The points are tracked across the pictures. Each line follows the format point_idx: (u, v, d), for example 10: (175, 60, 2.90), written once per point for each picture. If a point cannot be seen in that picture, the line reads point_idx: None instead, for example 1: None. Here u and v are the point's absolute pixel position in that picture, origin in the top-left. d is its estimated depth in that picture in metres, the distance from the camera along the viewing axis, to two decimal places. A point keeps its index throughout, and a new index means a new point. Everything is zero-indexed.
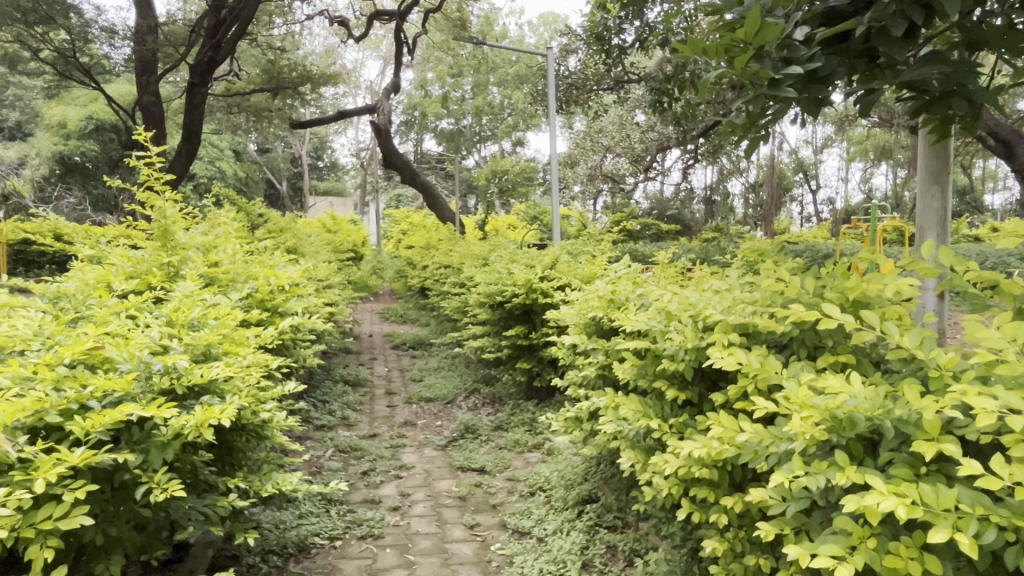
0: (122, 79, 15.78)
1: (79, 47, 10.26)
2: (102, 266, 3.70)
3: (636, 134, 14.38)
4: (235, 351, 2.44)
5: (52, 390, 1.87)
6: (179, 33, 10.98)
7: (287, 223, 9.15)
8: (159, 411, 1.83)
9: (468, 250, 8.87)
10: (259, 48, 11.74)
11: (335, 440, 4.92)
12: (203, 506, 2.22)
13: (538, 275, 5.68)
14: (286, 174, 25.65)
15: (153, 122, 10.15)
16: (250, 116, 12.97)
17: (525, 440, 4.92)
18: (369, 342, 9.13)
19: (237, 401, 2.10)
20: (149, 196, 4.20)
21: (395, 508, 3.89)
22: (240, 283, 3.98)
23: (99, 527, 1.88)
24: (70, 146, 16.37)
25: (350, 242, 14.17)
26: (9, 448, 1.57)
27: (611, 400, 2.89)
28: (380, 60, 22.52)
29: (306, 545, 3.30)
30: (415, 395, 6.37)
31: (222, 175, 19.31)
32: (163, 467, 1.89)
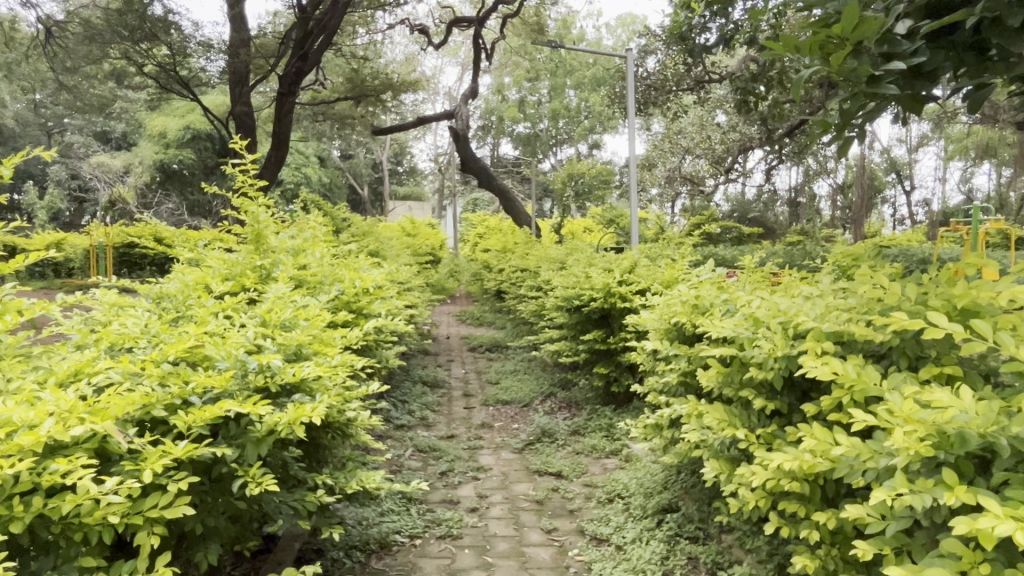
0: (217, 90, 16.61)
1: (179, 60, 10.87)
2: (201, 268, 3.90)
3: (717, 135, 14.04)
4: (324, 351, 2.51)
5: (158, 385, 1.97)
6: (268, 46, 11.47)
7: (370, 227, 9.40)
8: (255, 408, 1.90)
9: (545, 254, 8.87)
10: (343, 58, 12.13)
11: (414, 440, 5.00)
12: (293, 500, 2.29)
13: (616, 279, 5.62)
14: (368, 180, 26.43)
15: (245, 131, 10.61)
16: (334, 124, 13.35)
17: (602, 446, 4.88)
18: (447, 343, 9.25)
19: (327, 401, 2.16)
20: (243, 203, 4.41)
21: (473, 509, 3.92)
22: (327, 286, 4.10)
23: (199, 517, 1.98)
24: (170, 154, 17.23)
25: (428, 245, 14.45)
26: (121, 440, 1.65)
27: (693, 408, 2.81)
28: (459, 66, 22.86)
29: (387, 542, 3.37)
30: (491, 397, 6.42)
31: (308, 180, 20.08)
32: (257, 462, 1.96)
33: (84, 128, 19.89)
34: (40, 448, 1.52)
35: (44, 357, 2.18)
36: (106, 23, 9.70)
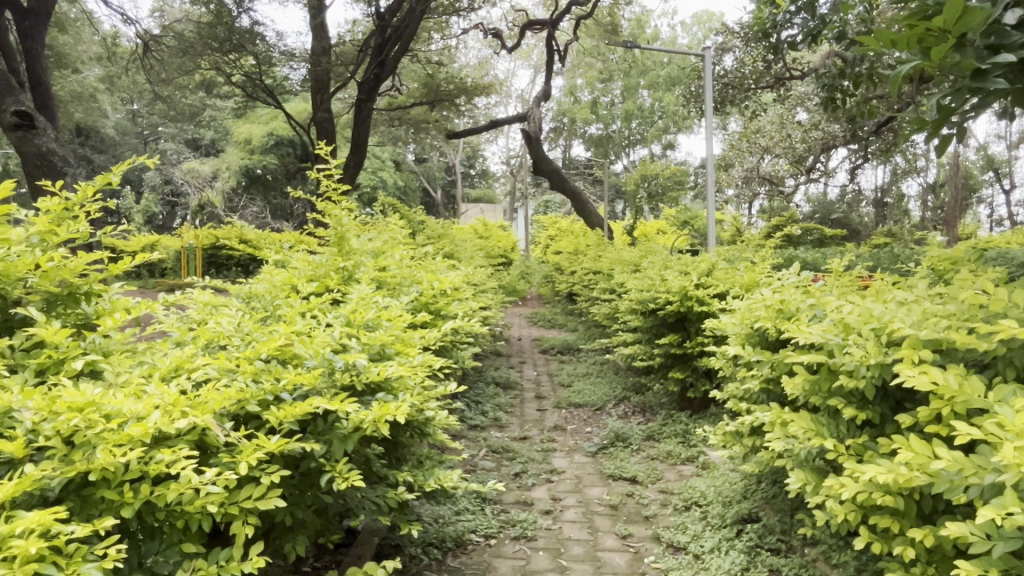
0: (299, 97, 17.23)
1: (264, 70, 11.29)
2: (287, 269, 4.05)
3: (798, 133, 13.59)
4: (406, 351, 2.56)
5: (251, 381, 2.05)
6: (347, 54, 11.84)
7: (444, 229, 9.55)
8: (343, 405, 1.96)
9: (617, 256, 8.77)
10: (419, 63, 12.38)
11: (488, 441, 5.05)
12: (375, 496, 2.37)
13: (693, 282, 5.51)
14: (441, 183, 26.88)
15: (325, 136, 10.96)
16: (410, 129, 13.53)
17: (678, 452, 4.79)
18: (519, 345, 9.29)
19: (410, 400, 2.21)
20: (328, 207, 4.58)
21: (548, 511, 3.92)
22: (406, 287, 4.19)
23: (289, 509, 2.06)
24: (254, 160, 18.03)
25: (501, 247, 14.56)
26: (219, 434, 1.73)
27: (777, 416, 2.72)
28: (531, 69, 22.95)
29: (462, 541, 3.41)
30: (564, 400, 6.41)
31: (383, 184, 20.57)
32: (344, 458, 2.03)
33: (177, 136, 21.02)
34: (147, 438, 1.61)
35: (149, 353, 2.32)
36: (197, 36, 10.22)
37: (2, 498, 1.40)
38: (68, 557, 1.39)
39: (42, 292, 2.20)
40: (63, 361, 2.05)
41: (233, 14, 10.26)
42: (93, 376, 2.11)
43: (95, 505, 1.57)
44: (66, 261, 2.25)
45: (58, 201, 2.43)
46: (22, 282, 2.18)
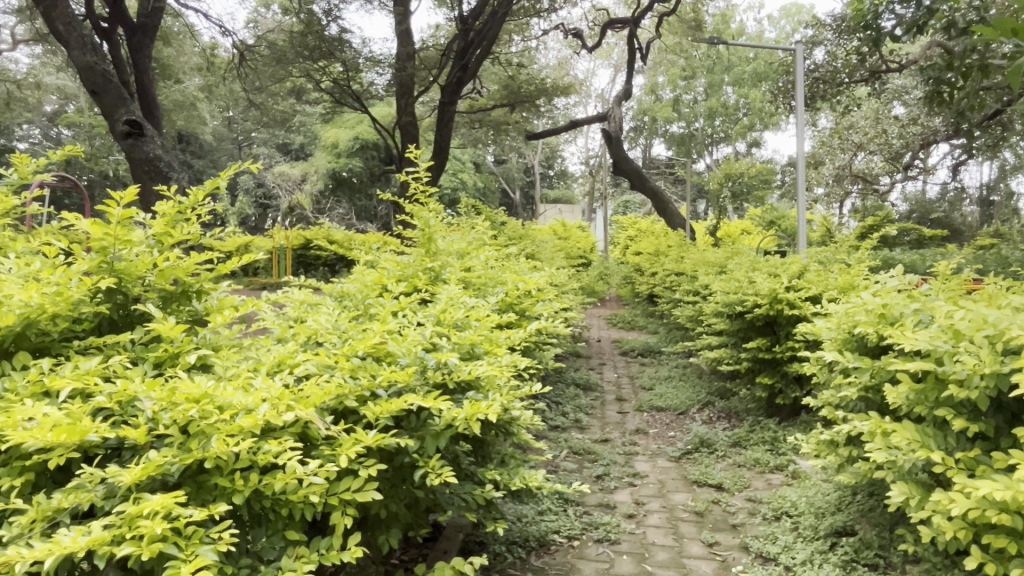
0: (383, 102, 17.71)
1: (352, 77, 11.65)
2: (377, 270, 4.18)
3: (895, 129, 12.95)
4: (495, 351, 2.59)
5: (349, 377, 2.13)
6: (431, 57, 12.04)
7: (524, 230, 9.62)
8: (436, 403, 2.01)
9: (701, 257, 8.60)
10: (500, 66, 12.50)
11: (569, 442, 5.04)
12: (464, 493, 2.42)
13: (783, 284, 5.33)
14: (519, 184, 27.09)
15: (409, 139, 11.20)
16: (490, 131, 13.43)
17: (766, 460, 4.65)
18: (598, 347, 9.24)
19: (500, 398, 2.24)
20: (416, 209, 4.70)
21: (631, 515, 3.88)
22: (491, 287, 4.24)
23: (383, 502, 2.13)
24: (341, 163, 18.70)
25: (580, 248, 14.54)
26: (321, 427, 1.81)
27: (878, 425, 2.60)
28: (612, 68, 22.77)
29: (546, 541, 3.43)
30: (646, 403, 6.32)
31: (464, 185, 20.86)
32: (436, 454, 2.07)
33: (269, 141, 22.02)
34: (257, 430, 1.70)
35: (253, 348, 2.45)
36: (289, 44, 10.68)
37: (130, 481, 1.51)
38: (187, 538, 1.48)
39: (158, 290, 2.36)
40: (177, 355, 2.19)
41: (322, 22, 10.66)
42: (204, 369, 2.25)
43: (209, 490, 1.67)
44: (180, 261, 2.41)
45: (173, 204, 2.59)
46: (141, 281, 2.34)
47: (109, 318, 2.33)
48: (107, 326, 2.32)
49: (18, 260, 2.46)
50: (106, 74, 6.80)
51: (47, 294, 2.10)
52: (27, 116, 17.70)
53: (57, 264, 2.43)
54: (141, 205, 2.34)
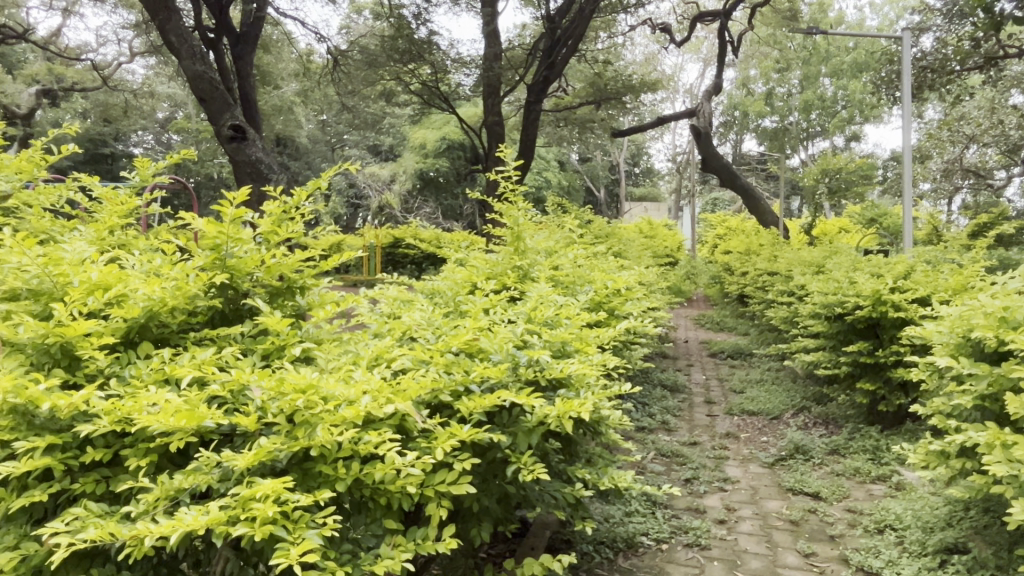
0: (470, 102, 17.96)
1: (440, 78, 11.89)
2: (467, 267, 4.26)
3: (1013, 119, 12.04)
4: (586, 349, 2.58)
5: (444, 372, 2.19)
6: (517, 57, 12.06)
7: (611, 229, 9.53)
8: (529, 399, 2.02)
9: (797, 256, 8.26)
10: (587, 63, 12.42)
11: (657, 444, 4.96)
12: (554, 490, 2.43)
13: (887, 285, 5.06)
14: (604, 182, 26.87)
15: (495, 139, 11.29)
16: (575, 128, 13.52)
17: (867, 470, 4.43)
18: (686, 347, 9.06)
19: (593, 397, 2.23)
20: (505, 207, 4.73)
21: (722, 521, 3.79)
22: (580, 285, 4.23)
23: (476, 496, 2.16)
24: (429, 163, 19.14)
25: (667, 247, 14.29)
26: (418, 420, 1.86)
27: (996, 436, 2.44)
28: (701, 62, 22.21)
29: (633, 543, 3.39)
30: (737, 406, 6.13)
31: (548, 184, 20.85)
32: (529, 450, 2.09)
33: (361, 142, 22.77)
34: (359, 421, 1.77)
35: (351, 342, 2.54)
36: (380, 48, 10.99)
37: (244, 465, 1.61)
38: (294, 522, 1.56)
39: (266, 287, 2.49)
40: (283, 347, 2.31)
41: (412, 26, 10.92)
42: (307, 361, 2.35)
43: (313, 477, 1.74)
44: (285, 258, 2.53)
45: (278, 205, 2.73)
46: (250, 277, 2.48)
47: (221, 312, 2.48)
48: (219, 319, 2.47)
49: (140, 256, 2.65)
50: (213, 82, 7.18)
51: (167, 289, 2.25)
52: (142, 123, 18.98)
53: (174, 261, 2.60)
54: (251, 204, 2.48)
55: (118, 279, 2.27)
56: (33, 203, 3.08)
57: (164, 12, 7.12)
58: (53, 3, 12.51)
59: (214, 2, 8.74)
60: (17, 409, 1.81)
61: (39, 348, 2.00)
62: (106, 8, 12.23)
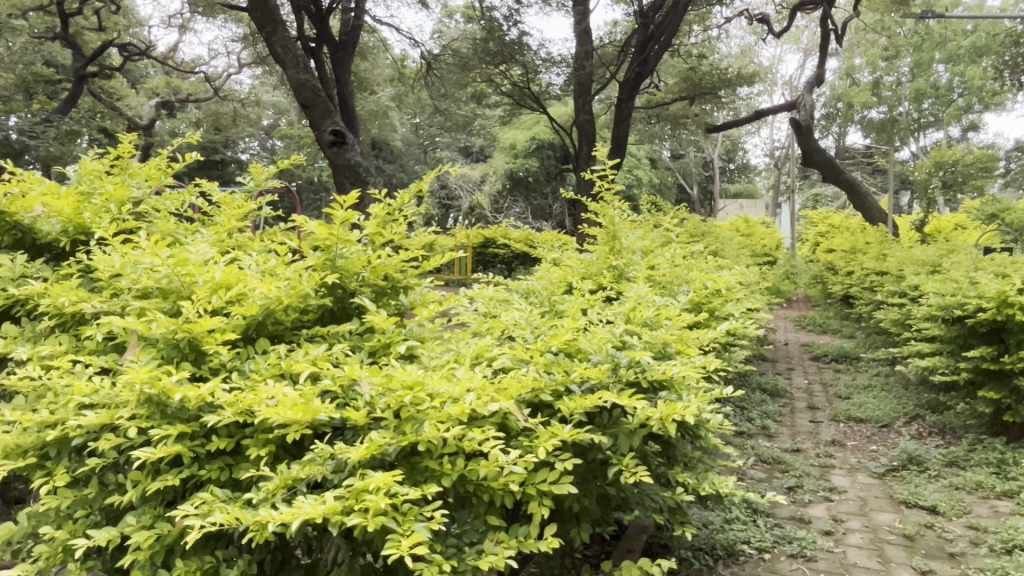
0: (560, 102, 17.96)
1: (530, 79, 11.96)
2: (562, 267, 4.27)
3: None
4: (687, 351, 2.53)
5: (544, 371, 2.20)
6: (609, 54, 11.92)
7: (707, 228, 9.29)
8: (631, 402, 2.00)
9: (908, 255, 7.78)
10: (680, 58, 12.15)
11: (757, 450, 4.79)
12: (654, 494, 2.39)
13: (1014, 286, 4.67)
14: (697, 179, 26.24)
15: (586, 137, 11.23)
16: (668, 125, 13.25)
17: (991, 485, 4.12)
18: (786, 350, 8.72)
19: (696, 400, 2.18)
20: (600, 207, 4.68)
21: (829, 532, 3.62)
22: (678, 285, 4.15)
23: (577, 497, 2.16)
24: (519, 164, 19.29)
25: (764, 245, 13.80)
26: (521, 419, 1.88)
27: None
28: (801, 53, 21.29)
29: (734, 551, 3.29)
30: (842, 412, 5.84)
31: (639, 182, 20.52)
32: (630, 453, 2.07)
33: (453, 145, 23.20)
34: (464, 418, 1.81)
35: (452, 341, 2.59)
36: (473, 51, 11.16)
37: (356, 458, 1.67)
38: (404, 514, 1.61)
39: (371, 286, 2.59)
40: (388, 345, 2.39)
41: (503, 28, 11.02)
42: (410, 359, 2.43)
43: (420, 472, 1.80)
44: (390, 259, 2.62)
45: (383, 207, 2.83)
46: (357, 277, 2.58)
47: (330, 310, 2.60)
48: (327, 317, 2.58)
49: (256, 256, 2.81)
50: (315, 89, 7.49)
51: (282, 288, 2.38)
52: (249, 131, 20.05)
53: (288, 261, 2.75)
54: (359, 207, 2.58)
55: (238, 279, 2.42)
56: (161, 208, 3.31)
57: (271, 25, 7.49)
58: (171, 20, 13.42)
59: (316, 12, 9.16)
60: (151, 398, 1.96)
61: (169, 343, 2.16)
62: (218, 22, 13.00)
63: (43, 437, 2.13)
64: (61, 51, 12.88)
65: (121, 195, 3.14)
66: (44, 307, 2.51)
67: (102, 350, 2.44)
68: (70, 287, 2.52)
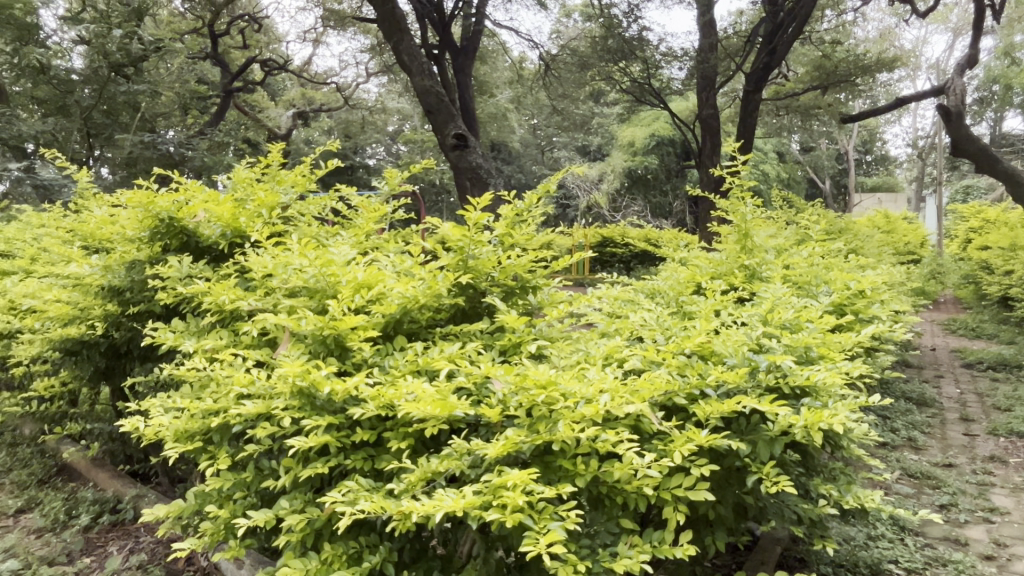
0: (681, 97, 17.52)
1: (651, 74, 11.71)
2: (690, 267, 4.18)
3: None
4: (832, 355, 2.39)
5: (677, 374, 2.15)
6: (734, 45, 11.46)
7: (845, 225, 8.74)
8: (773, 408, 1.91)
9: None
10: (812, 45, 11.47)
11: (903, 463, 4.46)
12: (795, 505, 2.27)
13: None
14: (830, 172, 24.78)
15: (710, 133, 10.86)
16: (798, 117, 12.59)
17: None
18: (933, 356, 8.05)
19: (845, 408, 2.05)
20: (730, 204, 4.52)
21: (990, 557, 3.30)
22: (817, 286, 3.93)
23: (712, 504, 2.10)
24: (637, 161, 19.01)
25: (908, 242, 12.80)
26: (656, 422, 1.85)
27: None
28: (949, 33, 19.57)
29: (881, 571, 3.06)
30: (1002, 426, 5.31)
31: (766, 177, 19.64)
32: (771, 461, 1.98)
33: (570, 144, 23.26)
34: (599, 418, 1.80)
35: (581, 341, 2.59)
36: (592, 49, 11.10)
37: (494, 455, 1.70)
38: (539, 512, 1.63)
39: (501, 285, 2.64)
40: (519, 344, 2.43)
41: (623, 24, 10.86)
42: (540, 358, 2.45)
43: (554, 471, 1.81)
44: (519, 259, 2.66)
45: (512, 208, 2.88)
46: (487, 277, 2.64)
47: (462, 310, 2.67)
48: (459, 315, 2.66)
49: (393, 257, 2.94)
50: (439, 95, 7.72)
51: (418, 288, 2.47)
52: (377, 137, 20.99)
53: (422, 261, 2.85)
54: (492, 208, 2.63)
55: (378, 279, 2.54)
56: (306, 212, 3.55)
57: (398, 35, 7.81)
58: (306, 35, 14.28)
59: (439, 20, 9.48)
60: (303, 390, 2.10)
61: (316, 339, 2.30)
62: (348, 35, 13.68)
63: (208, 424, 2.33)
64: (212, 69, 14.04)
65: (271, 201, 3.38)
66: (208, 304, 2.74)
67: (257, 344, 2.64)
68: (229, 286, 2.74)
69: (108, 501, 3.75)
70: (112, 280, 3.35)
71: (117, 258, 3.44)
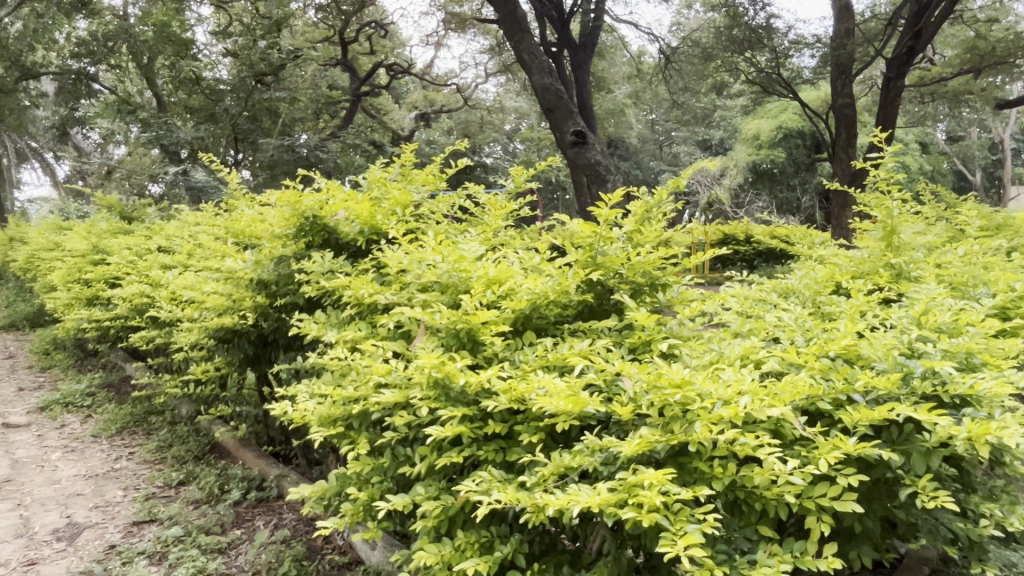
0: (812, 86, 16.54)
1: (779, 64, 11.12)
2: (829, 265, 3.97)
3: None
4: (998, 363, 2.18)
5: (821, 378, 2.05)
6: (874, 29, 10.62)
7: (1002, 221, 7.95)
8: (931, 417, 1.77)
9: None
10: (963, 25, 10.42)
11: None
12: (953, 523, 2.11)
13: None
14: (981, 162, 22.65)
15: (845, 123, 10.16)
16: (946, 104, 11.55)
17: None
18: None
19: (1016, 421, 1.87)
20: (873, 198, 4.24)
21: None
22: (976, 287, 3.60)
23: (858, 516, 1.98)
24: (762, 155, 18.00)
25: None
26: (799, 427, 1.76)
27: None
28: None
29: None
30: None
31: (906, 170, 18.23)
32: (927, 474, 1.85)
33: (691, 139, 22.69)
34: (737, 421, 1.75)
35: (714, 340, 2.52)
36: (716, 39, 10.66)
37: (628, 452, 1.69)
38: (675, 513, 1.60)
39: (630, 282, 2.61)
40: (649, 342, 2.39)
41: (749, 13, 10.31)
42: (670, 357, 2.40)
43: (690, 472, 1.77)
44: (649, 256, 2.61)
45: (641, 204, 2.86)
46: (616, 274, 2.62)
47: (590, 306, 2.67)
48: (588, 312, 2.66)
49: (522, 253, 2.98)
50: (559, 92, 7.76)
51: (548, 284, 2.50)
52: (495, 136, 21.36)
53: (550, 257, 2.88)
54: (622, 205, 2.61)
55: (508, 275, 2.58)
56: (437, 211, 3.68)
57: (519, 35, 7.91)
58: (429, 39, 14.76)
59: (558, 18, 9.46)
60: (438, 382, 2.17)
61: (450, 332, 2.37)
62: (469, 37, 13.98)
63: (350, 410, 2.47)
64: (342, 75, 14.76)
65: (405, 199, 3.54)
66: (349, 297, 2.90)
67: (393, 336, 2.76)
68: (368, 279, 2.88)
69: (254, 479, 4.05)
70: (262, 274, 3.62)
71: (266, 252, 3.70)
